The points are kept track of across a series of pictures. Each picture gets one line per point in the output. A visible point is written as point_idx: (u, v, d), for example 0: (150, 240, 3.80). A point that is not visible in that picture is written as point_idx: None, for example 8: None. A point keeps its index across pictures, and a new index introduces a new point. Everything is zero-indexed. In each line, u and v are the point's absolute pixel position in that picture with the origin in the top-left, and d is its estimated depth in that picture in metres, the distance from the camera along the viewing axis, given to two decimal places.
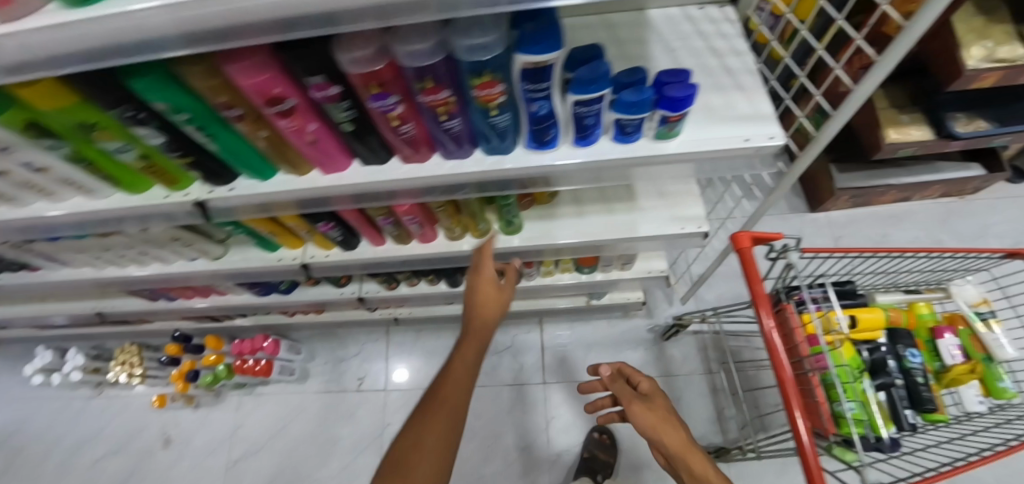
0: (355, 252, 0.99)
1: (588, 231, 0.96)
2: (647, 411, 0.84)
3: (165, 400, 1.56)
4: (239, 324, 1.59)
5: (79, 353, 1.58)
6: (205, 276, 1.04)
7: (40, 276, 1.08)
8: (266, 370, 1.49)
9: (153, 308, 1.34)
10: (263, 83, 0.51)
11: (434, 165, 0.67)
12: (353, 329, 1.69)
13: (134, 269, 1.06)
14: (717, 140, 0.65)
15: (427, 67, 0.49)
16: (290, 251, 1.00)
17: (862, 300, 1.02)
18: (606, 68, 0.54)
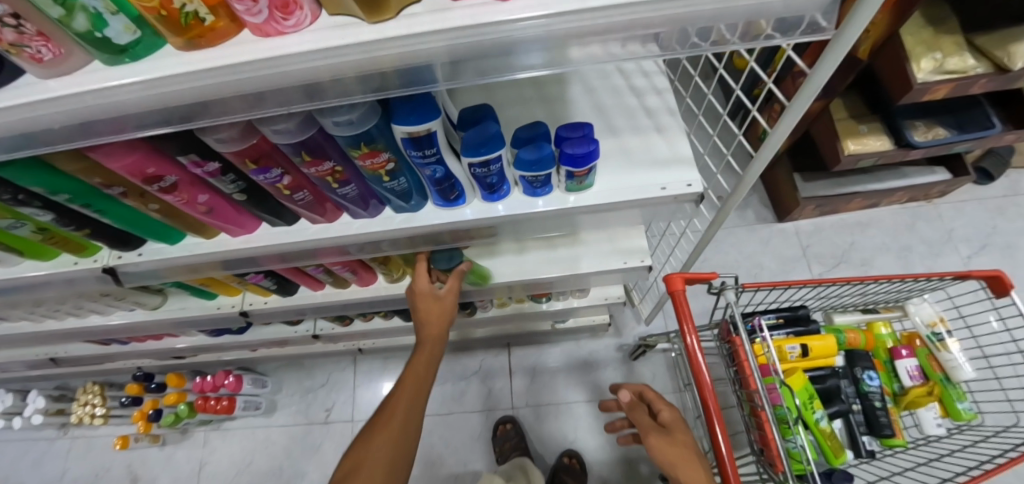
0: (294, 297, 0.98)
1: (528, 268, 0.94)
2: (667, 446, 0.72)
3: (129, 440, 1.55)
4: (202, 360, 1.58)
5: (41, 395, 1.57)
6: (145, 325, 1.02)
7: None
8: (228, 407, 1.49)
9: (109, 352, 1.35)
10: (133, 165, 0.49)
11: (344, 224, 0.65)
12: (320, 359, 1.68)
13: (74, 320, 1.04)
14: (632, 189, 0.63)
15: (301, 143, 0.47)
16: (229, 300, 1.00)
17: (813, 327, 1.01)
18: (495, 129, 0.51)
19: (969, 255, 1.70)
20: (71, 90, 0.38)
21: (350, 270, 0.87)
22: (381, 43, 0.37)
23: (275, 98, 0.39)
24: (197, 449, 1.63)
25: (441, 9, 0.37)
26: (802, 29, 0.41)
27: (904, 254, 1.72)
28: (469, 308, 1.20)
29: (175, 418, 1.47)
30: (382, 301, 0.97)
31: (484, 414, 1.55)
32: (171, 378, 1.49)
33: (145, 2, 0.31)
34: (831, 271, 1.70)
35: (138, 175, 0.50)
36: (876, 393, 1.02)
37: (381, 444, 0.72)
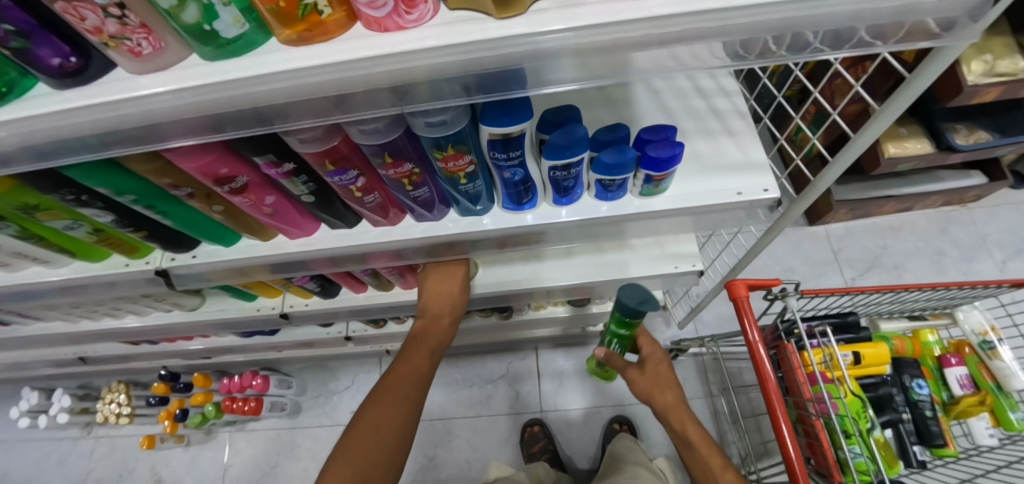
0: (335, 299, 0.96)
1: (576, 272, 0.92)
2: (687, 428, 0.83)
3: (155, 440, 1.54)
4: (227, 360, 1.57)
5: (67, 394, 1.57)
6: (182, 327, 1.01)
7: (15, 331, 1.05)
8: (255, 408, 1.48)
9: (138, 352, 1.34)
10: (207, 165, 0.47)
11: (407, 227, 0.63)
12: (345, 360, 1.67)
13: (110, 322, 1.03)
14: (707, 194, 0.61)
15: (385, 143, 0.45)
16: (269, 301, 0.98)
17: (865, 334, 0.98)
18: (583, 132, 0.49)
19: (1006, 260, 1.67)
20: (167, 87, 0.36)
21: (398, 271, 0.86)
22: (503, 41, 0.35)
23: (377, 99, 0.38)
24: (222, 451, 1.62)
25: (571, 6, 0.35)
26: (897, 38, 0.39)
27: (938, 258, 1.68)
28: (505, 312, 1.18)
29: (202, 419, 1.47)
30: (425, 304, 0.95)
31: (512, 418, 1.54)
32: (197, 378, 1.47)
33: None
34: (863, 275, 1.67)
35: (211, 176, 0.48)
36: (925, 402, 0.99)
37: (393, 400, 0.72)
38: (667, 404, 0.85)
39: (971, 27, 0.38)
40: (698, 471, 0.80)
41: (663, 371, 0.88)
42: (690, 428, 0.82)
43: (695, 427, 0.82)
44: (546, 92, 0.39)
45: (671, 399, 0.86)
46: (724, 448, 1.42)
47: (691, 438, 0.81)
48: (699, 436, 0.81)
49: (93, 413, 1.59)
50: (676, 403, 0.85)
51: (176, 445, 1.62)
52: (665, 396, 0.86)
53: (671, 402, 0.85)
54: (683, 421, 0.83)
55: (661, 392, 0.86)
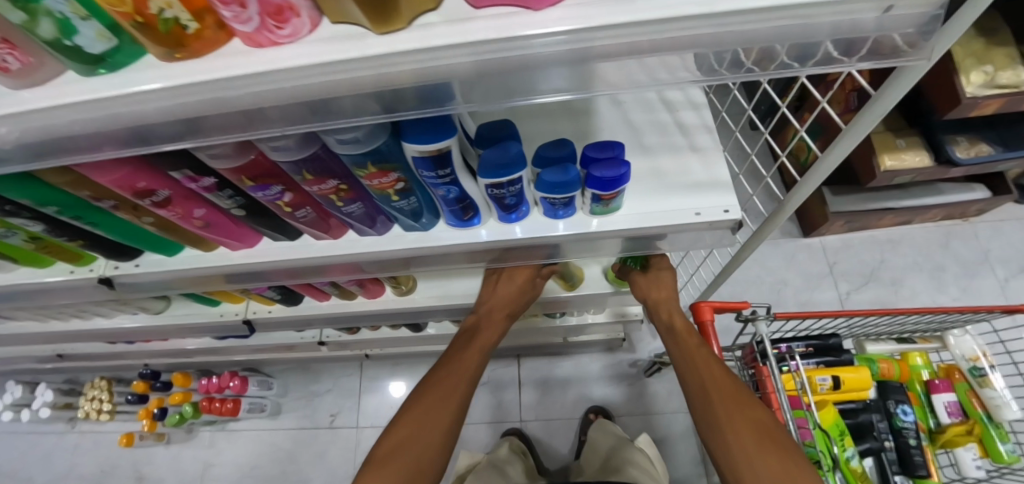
0: (299, 307, 0.94)
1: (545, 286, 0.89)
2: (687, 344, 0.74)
3: (134, 438, 1.54)
4: (208, 360, 1.56)
5: (50, 389, 1.57)
6: (148, 330, 1.00)
7: None
8: (233, 409, 1.46)
9: (115, 350, 1.33)
10: (122, 178, 0.45)
11: (349, 242, 0.60)
12: (327, 363, 1.66)
13: (76, 323, 1.02)
14: (663, 214, 0.57)
15: (301, 160, 0.43)
16: (234, 307, 0.96)
17: (847, 358, 0.93)
18: (518, 149, 0.46)
19: (1008, 277, 1.61)
20: (45, 102, 0.34)
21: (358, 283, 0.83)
22: (392, 60, 0.32)
23: (271, 118, 0.35)
24: (203, 449, 1.61)
25: (460, 20, 0.32)
26: (863, 54, 0.33)
27: (937, 274, 1.63)
28: None
29: (180, 418, 1.46)
30: (389, 314, 0.92)
31: (493, 426, 1.51)
32: (177, 377, 1.47)
33: (116, 7, 0.27)
34: (859, 290, 1.62)
35: (128, 189, 0.46)
36: (910, 430, 0.95)
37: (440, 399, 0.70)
38: (663, 303, 0.78)
39: (927, 46, 0.33)
40: (683, 366, 0.73)
41: (663, 274, 0.80)
42: (684, 328, 0.75)
43: (690, 328, 0.75)
44: (538, 102, 0.36)
45: (668, 301, 0.78)
46: (707, 466, 1.38)
47: (683, 338, 0.74)
48: (693, 339, 0.74)
49: (76, 408, 1.59)
50: (672, 303, 0.78)
51: (157, 443, 1.62)
52: (662, 296, 0.79)
53: (667, 302, 0.78)
54: (676, 320, 0.76)
55: (660, 293, 0.79)
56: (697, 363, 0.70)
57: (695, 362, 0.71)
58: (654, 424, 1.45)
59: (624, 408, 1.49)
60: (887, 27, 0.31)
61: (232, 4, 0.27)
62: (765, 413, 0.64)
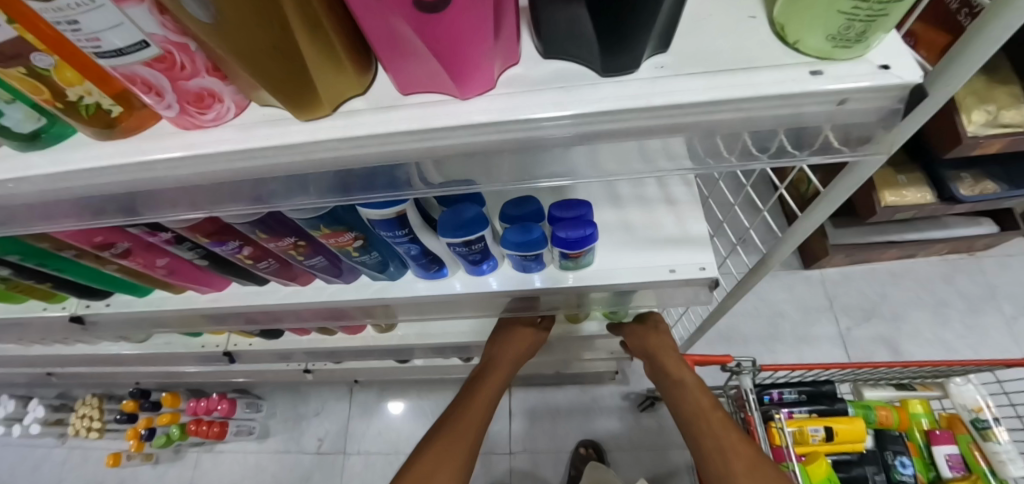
0: (278, 341, 0.94)
1: None
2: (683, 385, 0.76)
3: (121, 457, 1.53)
4: (198, 380, 1.55)
5: (41, 405, 1.57)
6: (129, 358, 0.99)
7: None
8: (220, 432, 1.45)
9: (104, 371, 1.33)
10: (79, 233, 0.44)
11: (315, 290, 0.59)
12: (316, 385, 1.64)
13: (60, 348, 1.02)
14: (637, 271, 0.55)
15: (253, 221, 0.42)
16: (215, 339, 0.96)
17: (841, 407, 0.90)
18: (471, 212, 0.45)
19: (1015, 315, 1.55)
20: None
21: None
22: (316, 143, 0.31)
23: (231, 187, 0.36)
24: (189, 470, 1.59)
25: (384, 108, 0.31)
26: (814, 148, 0.34)
27: (942, 310, 1.58)
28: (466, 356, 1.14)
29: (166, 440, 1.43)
30: (369, 349, 0.91)
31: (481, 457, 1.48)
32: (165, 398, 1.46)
33: (37, 95, 0.28)
34: (860, 325, 1.58)
35: (86, 243, 0.45)
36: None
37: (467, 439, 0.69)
38: (659, 340, 0.80)
39: (887, 139, 0.32)
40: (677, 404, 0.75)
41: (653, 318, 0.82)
42: (673, 361, 0.79)
43: (679, 362, 0.79)
44: (539, 184, 0.37)
45: (662, 339, 0.81)
46: None
47: (672, 372, 0.78)
48: (680, 374, 0.78)
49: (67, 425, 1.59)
50: (667, 341, 0.80)
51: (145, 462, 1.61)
52: (656, 332, 0.81)
53: (660, 339, 0.81)
54: (669, 355, 0.79)
55: (656, 330, 0.81)
56: (684, 396, 0.75)
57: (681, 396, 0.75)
58: (645, 460, 1.41)
59: (616, 442, 1.45)
60: (837, 117, 0.30)
61: (144, 91, 0.27)
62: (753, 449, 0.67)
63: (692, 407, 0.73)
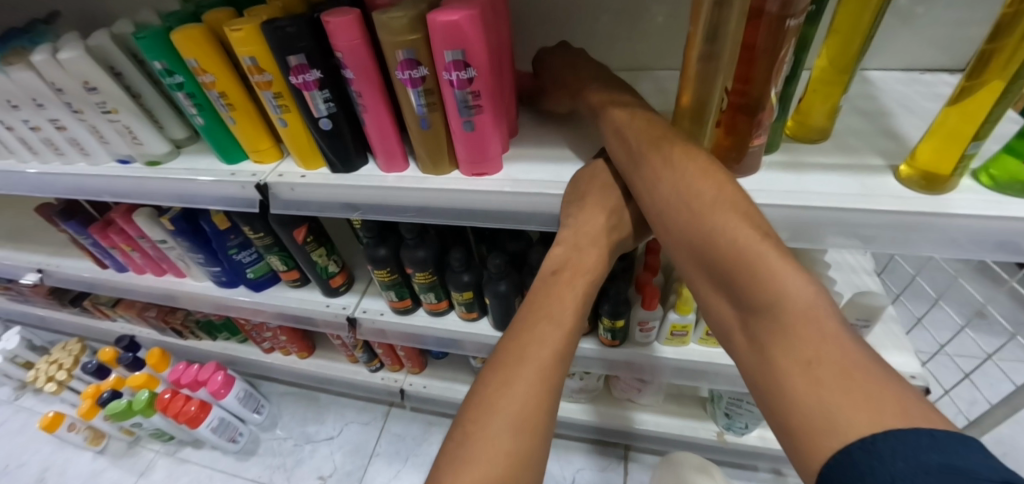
0: (348, 177, 0.55)
1: (816, 190, 0.45)
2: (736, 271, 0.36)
3: (60, 425, 1.04)
4: (196, 349, 1.11)
5: (20, 336, 1.21)
6: (130, 185, 0.66)
7: None
8: (195, 417, 0.93)
9: (95, 279, 0.97)
10: None
11: None
12: (341, 397, 1.12)
13: (59, 167, 0.71)
14: None
15: None
16: (257, 168, 0.60)
17: None
18: None
19: None
20: None
21: (477, 105, 0.44)
22: None
23: None
24: (131, 477, 1.05)
25: None
26: None
27: None
28: (623, 324, 0.64)
29: (122, 408, 0.93)
30: (496, 207, 0.50)
31: None
32: (152, 353, 1.01)
33: None
34: None
35: None
36: None
37: (552, 328, 0.44)
38: (721, 239, 0.37)
39: None
40: (763, 331, 0.34)
41: (709, 196, 0.39)
42: (830, 387, 0.29)
43: (874, 394, 0.27)
44: None
45: (804, 298, 0.33)
46: None
47: (772, 313, 0.33)
48: (783, 308, 0.33)
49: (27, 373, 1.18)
50: (833, 331, 0.31)
51: (87, 449, 1.10)
52: (778, 284, 0.33)
53: (806, 308, 0.32)
54: (760, 277, 0.34)
55: (762, 273, 0.34)
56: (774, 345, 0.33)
57: (768, 349, 0.33)
58: None
59: None
60: None
61: None
62: (846, 383, 0.28)
63: (783, 357, 0.32)
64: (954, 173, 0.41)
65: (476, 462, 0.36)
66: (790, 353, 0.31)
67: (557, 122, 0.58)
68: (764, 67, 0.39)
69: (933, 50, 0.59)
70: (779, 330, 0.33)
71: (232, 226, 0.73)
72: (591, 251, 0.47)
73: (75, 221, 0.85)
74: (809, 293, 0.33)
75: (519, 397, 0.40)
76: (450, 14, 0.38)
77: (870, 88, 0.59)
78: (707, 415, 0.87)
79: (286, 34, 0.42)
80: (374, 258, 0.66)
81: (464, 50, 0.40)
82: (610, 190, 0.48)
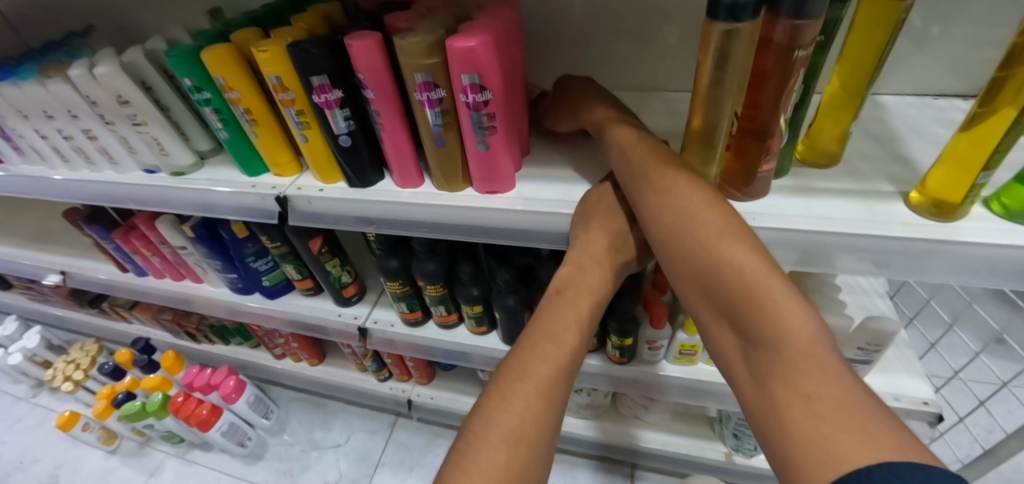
0: (365, 191, 0.56)
1: (825, 215, 0.46)
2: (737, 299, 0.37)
3: (74, 424, 1.07)
4: (209, 353, 1.13)
5: (40, 334, 1.24)
6: (155, 193, 0.68)
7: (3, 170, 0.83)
8: (206, 420, 0.95)
9: (115, 281, 0.99)
10: None
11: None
12: (349, 405, 1.13)
13: (87, 173, 0.74)
14: None
15: None
16: (277, 180, 0.61)
17: None
18: None
19: None
20: None
21: (491, 126, 0.46)
22: None
23: None
24: (141, 478, 1.07)
25: None
26: None
27: None
28: (631, 342, 0.64)
29: (136, 409, 0.95)
30: (508, 224, 0.51)
31: None
32: (166, 355, 1.03)
33: None
34: None
35: None
36: None
37: (554, 347, 0.44)
38: (723, 266, 0.37)
39: None
40: (766, 361, 0.34)
41: (716, 228, 0.38)
42: (828, 421, 0.29)
43: (868, 427, 0.28)
44: None
45: (805, 332, 0.33)
46: None
47: (774, 344, 0.34)
48: (783, 339, 0.33)
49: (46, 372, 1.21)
50: (833, 365, 0.32)
51: (99, 448, 1.12)
52: (784, 318, 0.34)
53: (807, 344, 0.33)
54: (765, 308, 0.35)
55: (765, 304, 0.35)
56: (777, 375, 0.33)
57: (770, 380, 0.34)
58: None
59: None
60: None
61: None
62: (839, 416, 0.29)
63: (782, 388, 0.32)
64: (965, 202, 0.41)
65: (471, 472, 0.36)
66: (789, 383, 0.32)
67: (568, 142, 0.59)
68: (773, 93, 0.39)
69: (946, 75, 0.60)
70: (780, 361, 0.33)
71: (250, 235, 0.75)
72: (595, 272, 0.48)
73: (99, 225, 0.88)
74: (808, 326, 0.33)
75: (515, 410, 0.40)
76: (467, 40, 0.39)
77: (882, 113, 0.60)
78: (715, 435, 0.86)
79: (310, 56, 0.44)
80: (386, 270, 0.67)
81: (480, 74, 0.41)
82: (618, 213, 0.49)
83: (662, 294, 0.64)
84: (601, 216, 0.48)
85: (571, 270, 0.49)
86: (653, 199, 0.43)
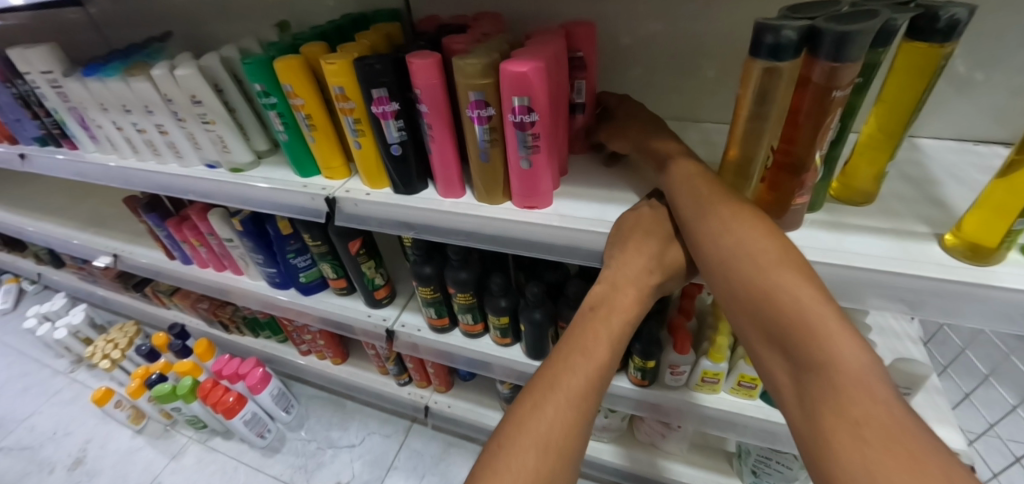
0: (408, 198, 0.59)
1: (858, 251, 0.46)
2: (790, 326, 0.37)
3: (108, 400, 1.12)
4: (239, 344, 1.18)
5: (85, 313, 1.32)
6: (213, 187, 0.73)
7: (76, 156, 0.90)
8: (231, 408, 0.98)
9: (161, 267, 1.05)
10: None
11: None
12: (366, 406, 1.15)
13: (152, 165, 0.80)
14: None
15: None
16: (327, 183, 0.65)
17: None
18: None
19: None
20: None
21: (536, 145, 0.48)
22: None
23: None
24: (163, 459, 1.11)
25: None
26: None
27: None
28: (654, 365, 0.65)
29: (167, 391, 1.00)
30: (543, 238, 0.53)
31: None
32: (199, 343, 1.08)
33: None
34: None
35: None
36: None
37: (587, 359, 0.46)
38: (778, 294, 0.39)
39: None
40: (811, 384, 0.35)
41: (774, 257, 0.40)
42: (877, 445, 0.30)
43: (918, 454, 0.28)
44: None
45: (856, 361, 0.34)
46: None
47: (824, 370, 0.35)
48: (834, 366, 0.34)
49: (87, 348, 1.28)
50: (883, 396, 0.32)
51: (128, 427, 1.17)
52: (834, 345, 0.35)
53: (857, 372, 0.33)
54: (816, 336, 0.36)
55: (816, 333, 0.36)
56: (823, 398, 0.34)
57: (815, 404, 0.34)
58: None
59: None
60: None
61: None
62: (887, 441, 0.30)
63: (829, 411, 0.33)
64: (1001, 247, 0.41)
65: (503, 473, 0.38)
66: (838, 407, 0.32)
67: (603, 165, 0.62)
68: (809, 130, 0.41)
69: (985, 123, 0.60)
70: (828, 384, 0.34)
71: (293, 233, 0.79)
72: (629, 291, 0.50)
73: (155, 214, 0.94)
74: (859, 354, 0.34)
75: (548, 420, 0.42)
76: (521, 65, 0.42)
77: (918, 155, 0.60)
78: (733, 470, 0.85)
79: (374, 70, 0.48)
80: (420, 275, 0.70)
81: (530, 97, 0.44)
82: (657, 234, 0.50)
83: (687, 320, 0.64)
84: (644, 239, 0.49)
85: (605, 285, 0.50)
86: (706, 226, 0.44)
